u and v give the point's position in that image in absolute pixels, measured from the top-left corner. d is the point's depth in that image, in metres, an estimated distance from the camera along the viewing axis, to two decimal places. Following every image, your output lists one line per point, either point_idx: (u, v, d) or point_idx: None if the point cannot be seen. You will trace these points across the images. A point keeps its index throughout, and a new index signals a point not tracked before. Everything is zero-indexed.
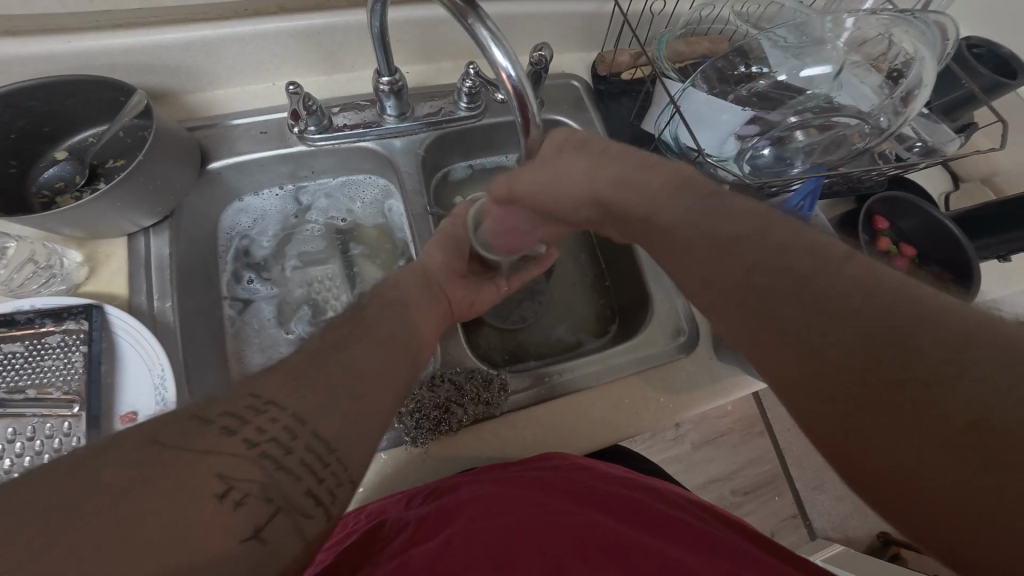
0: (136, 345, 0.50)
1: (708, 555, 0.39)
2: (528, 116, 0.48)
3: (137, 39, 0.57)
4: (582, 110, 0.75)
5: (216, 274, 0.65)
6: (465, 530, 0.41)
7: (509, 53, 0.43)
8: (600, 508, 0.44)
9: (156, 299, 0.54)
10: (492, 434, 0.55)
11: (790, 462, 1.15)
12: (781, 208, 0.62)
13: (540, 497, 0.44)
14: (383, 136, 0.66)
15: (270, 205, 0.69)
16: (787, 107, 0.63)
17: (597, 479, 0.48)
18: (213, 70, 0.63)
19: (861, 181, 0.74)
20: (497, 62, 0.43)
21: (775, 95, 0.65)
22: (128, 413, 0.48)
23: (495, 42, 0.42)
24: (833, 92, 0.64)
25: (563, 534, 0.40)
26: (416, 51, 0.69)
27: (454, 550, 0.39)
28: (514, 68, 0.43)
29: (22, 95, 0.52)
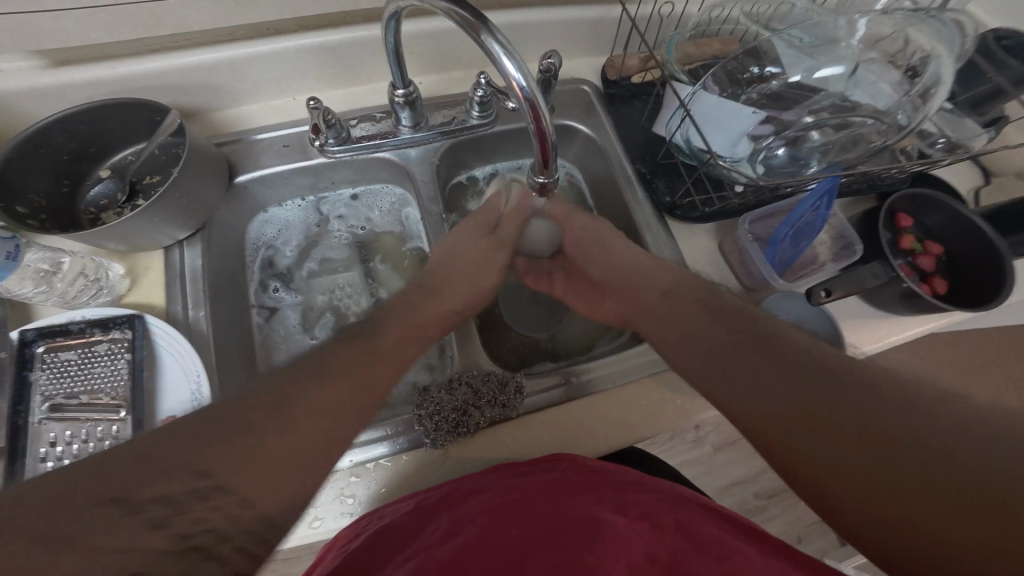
0: (174, 355, 0.53)
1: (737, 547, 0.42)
2: (541, 126, 0.47)
3: (170, 64, 0.60)
4: (592, 114, 0.76)
5: (244, 284, 0.68)
6: (476, 536, 0.43)
7: (521, 65, 0.44)
8: (612, 507, 0.46)
9: (191, 307, 0.57)
10: (508, 437, 0.57)
11: None
12: (798, 207, 0.64)
13: (552, 501, 0.46)
14: (398, 146, 0.68)
15: (293, 216, 0.72)
16: (802, 107, 0.63)
17: (600, 476, 0.50)
18: (236, 89, 0.66)
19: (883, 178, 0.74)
20: (509, 72, 0.44)
21: (787, 96, 0.64)
22: (168, 417, 0.52)
23: (506, 53, 0.43)
24: (850, 90, 0.62)
25: (570, 537, 0.42)
26: (430, 62, 0.71)
27: (468, 557, 0.41)
28: (526, 78, 0.44)
29: (74, 117, 0.55)
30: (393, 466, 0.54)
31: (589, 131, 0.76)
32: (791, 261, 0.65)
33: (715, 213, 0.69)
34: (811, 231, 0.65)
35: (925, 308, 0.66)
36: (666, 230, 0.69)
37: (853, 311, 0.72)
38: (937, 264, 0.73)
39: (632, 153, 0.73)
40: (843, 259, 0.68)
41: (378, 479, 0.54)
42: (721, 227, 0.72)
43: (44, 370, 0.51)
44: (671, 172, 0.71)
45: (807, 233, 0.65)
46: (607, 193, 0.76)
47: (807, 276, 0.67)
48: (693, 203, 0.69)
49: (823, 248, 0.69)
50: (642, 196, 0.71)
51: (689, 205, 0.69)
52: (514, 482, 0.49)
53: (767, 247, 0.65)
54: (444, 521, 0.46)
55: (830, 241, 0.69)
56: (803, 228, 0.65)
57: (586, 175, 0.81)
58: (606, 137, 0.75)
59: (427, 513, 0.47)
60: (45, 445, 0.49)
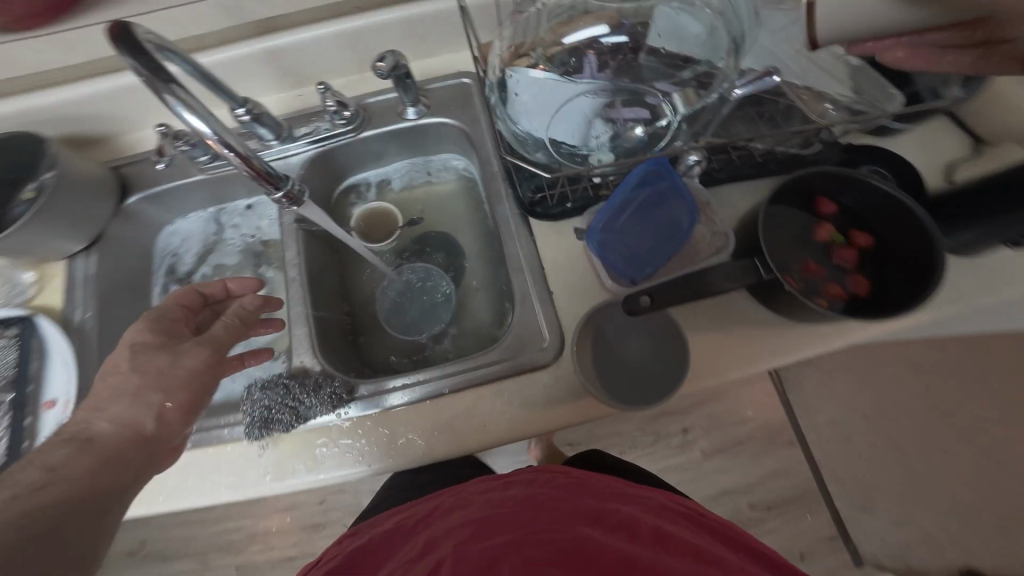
0: (58, 348, 0.63)
1: (658, 518, 0.49)
2: (252, 164, 0.51)
3: (50, 94, 0.68)
4: (466, 109, 0.73)
5: (148, 288, 0.76)
6: (453, 550, 0.44)
7: (205, 116, 0.46)
8: (593, 522, 0.46)
9: (79, 309, 0.66)
10: (335, 438, 0.59)
11: (828, 479, 1.26)
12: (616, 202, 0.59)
13: (550, 517, 0.47)
14: (271, 159, 0.71)
15: (196, 227, 0.79)
16: (666, 78, 0.60)
17: (583, 494, 0.52)
18: (130, 114, 0.73)
19: (780, 149, 0.63)
20: (196, 126, 0.46)
21: (622, 68, 0.61)
22: (49, 400, 0.61)
23: (185, 105, 0.45)
24: (700, 58, 0.58)
25: (559, 549, 0.42)
26: (303, 74, 0.74)
27: (443, 571, 0.42)
28: (212, 130, 0.47)
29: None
30: (234, 455, 0.60)
31: (462, 125, 0.73)
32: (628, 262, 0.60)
33: (574, 207, 0.64)
34: (664, 242, 0.61)
35: (822, 314, 0.56)
36: (524, 230, 0.66)
37: (744, 314, 0.63)
38: (861, 259, 0.62)
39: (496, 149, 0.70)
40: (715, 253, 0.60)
41: (223, 471, 0.59)
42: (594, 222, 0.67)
43: None
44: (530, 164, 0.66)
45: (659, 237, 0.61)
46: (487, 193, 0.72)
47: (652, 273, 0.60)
48: (546, 199, 0.65)
49: (699, 243, 0.61)
50: (502, 197, 0.67)
51: (542, 201, 0.65)
52: (501, 498, 0.52)
53: (618, 255, 0.60)
54: (432, 532, 0.49)
55: (708, 234, 0.61)
56: (658, 240, 0.61)
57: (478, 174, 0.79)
58: (478, 131, 0.72)
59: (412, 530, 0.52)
60: None
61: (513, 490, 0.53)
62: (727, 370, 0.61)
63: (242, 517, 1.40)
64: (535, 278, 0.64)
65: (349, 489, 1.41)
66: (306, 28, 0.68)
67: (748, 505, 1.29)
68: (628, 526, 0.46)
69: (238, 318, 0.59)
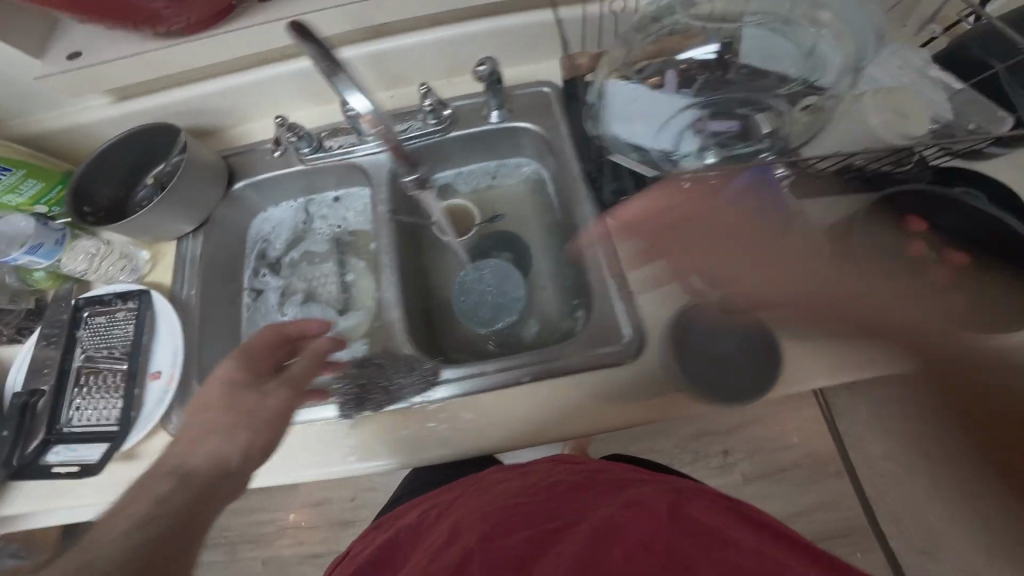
0: (168, 323, 0.68)
1: (680, 497, 0.49)
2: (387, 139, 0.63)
3: (176, 92, 0.75)
4: (549, 114, 0.76)
5: (240, 270, 0.81)
6: (480, 547, 0.45)
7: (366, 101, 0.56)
8: (614, 505, 0.47)
9: (187, 286, 0.72)
10: (423, 418, 0.62)
11: (883, 513, 1.19)
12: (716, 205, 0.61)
13: (570, 507, 0.48)
14: (362, 153, 0.77)
15: (286, 215, 0.84)
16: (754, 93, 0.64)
17: (602, 485, 0.52)
18: (241, 109, 0.79)
19: (871, 164, 0.62)
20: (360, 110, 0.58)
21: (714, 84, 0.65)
22: (154, 372, 0.65)
23: (355, 89, 0.56)
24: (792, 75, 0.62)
25: (582, 539, 0.43)
26: (395, 79, 0.79)
27: (470, 568, 0.43)
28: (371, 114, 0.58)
29: (109, 149, 0.72)
30: (323, 432, 0.63)
31: (541, 130, 0.76)
32: None
33: None
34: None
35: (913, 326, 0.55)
36: (606, 231, 0.68)
37: None
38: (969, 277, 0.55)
39: (581, 151, 0.72)
40: None
41: (310, 444, 0.62)
42: None
43: (86, 330, 0.68)
44: (615, 169, 0.69)
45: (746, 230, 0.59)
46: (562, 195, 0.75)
47: None
48: (632, 202, 0.66)
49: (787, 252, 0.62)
50: (586, 198, 0.69)
51: (628, 203, 0.66)
52: (524, 490, 0.53)
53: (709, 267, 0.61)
54: (455, 524, 0.50)
55: (795, 243, 0.62)
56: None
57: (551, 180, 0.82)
58: (558, 137, 0.75)
59: (434, 522, 0.53)
60: (76, 386, 0.65)
61: (532, 485, 0.53)
62: (796, 363, 0.59)
63: (273, 508, 1.44)
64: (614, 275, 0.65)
65: (378, 488, 1.43)
66: (414, 35, 0.74)
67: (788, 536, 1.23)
68: (641, 507, 0.46)
69: (312, 356, 0.57)
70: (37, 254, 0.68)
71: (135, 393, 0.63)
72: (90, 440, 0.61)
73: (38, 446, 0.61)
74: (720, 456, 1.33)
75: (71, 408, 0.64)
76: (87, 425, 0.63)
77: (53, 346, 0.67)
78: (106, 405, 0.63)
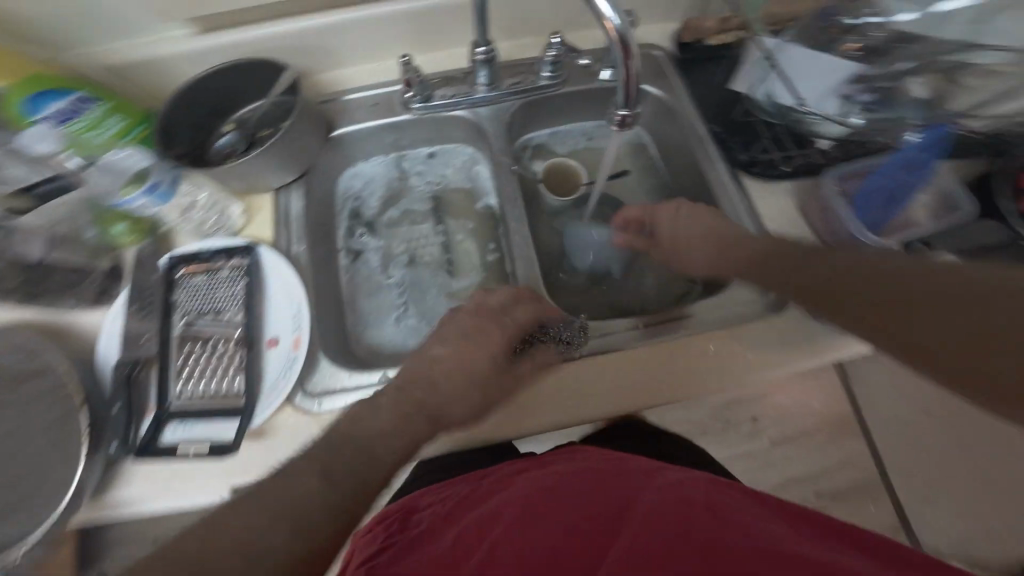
0: (279, 284, 0.63)
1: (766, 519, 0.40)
2: (630, 66, 0.52)
3: (274, 25, 0.68)
4: (662, 76, 0.74)
5: (334, 229, 0.75)
6: (505, 537, 0.39)
7: (614, 5, 0.48)
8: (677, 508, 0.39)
9: (294, 243, 0.67)
10: (571, 376, 0.59)
11: None
12: (887, 165, 0.60)
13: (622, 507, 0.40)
14: (475, 104, 0.72)
15: (377, 171, 0.78)
16: (903, 53, 0.63)
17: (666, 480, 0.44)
18: (338, 52, 0.72)
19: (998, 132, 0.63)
20: (603, 13, 0.49)
21: (887, 48, 0.63)
22: (271, 338, 0.61)
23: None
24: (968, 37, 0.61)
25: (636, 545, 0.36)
26: (507, 28, 0.74)
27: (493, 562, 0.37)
28: (618, 17, 0.49)
29: (199, 82, 0.65)
30: None
31: (660, 93, 0.74)
32: (879, 222, 0.61)
33: (796, 170, 0.66)
34: (911, 190, 0.59)
35: None
36: (741, 189, 0.67)
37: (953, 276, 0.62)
38: None
39: (705, 114, 0.71)
40: (946, 219, 0.61)
41: None
42: (803, 188, 0.67)
43: (183, 292, 0.63)
44: (747, 132, 0.69)
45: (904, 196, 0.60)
46: (680, 157, 0.74)
47: (905, 234, 0.60)
48: (771, 161, 0.66)
49: (920, 209, 0.63)
50: (718, 158, 0.68)
51: (767, 162, 0.66)
52: (578, 477, 0.45)
53: (850, 206, 0.62)
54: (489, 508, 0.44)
55: (930, 203, 0.62)
56: (899, 191, 0.60)
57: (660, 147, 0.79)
58: (680, 99, 0.73)
59: (456, 513, 0.46)
60: (183, 354, 0.61)
61: (583, 474, 0.46)
62: None
63: None
64: (754, 227, 0.65)
65: None
66: None
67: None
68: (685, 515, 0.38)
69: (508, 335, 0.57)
70: (149, 195, 0.59)
71: (254, 359, 0.59)
72: (212, 416, 0.58)
73: (151, 422, 0.57)
74: None
75: (181, 383, 0.59)
76: (203, 397, 0.59)
77: (147, 316, 0.61)
78: (225, 376, 0.59)
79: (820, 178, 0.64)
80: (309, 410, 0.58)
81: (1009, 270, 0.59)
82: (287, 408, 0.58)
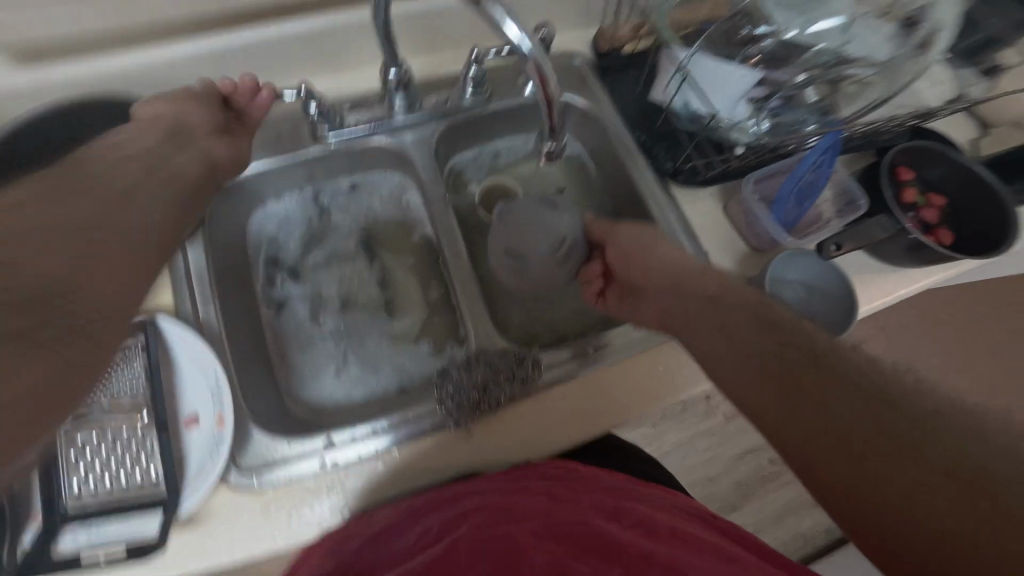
0: (188, 351, 0.54)
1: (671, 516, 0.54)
2: (547, 90, 0.48)
3: (129, 56, 0.57)
4: (586, 88, 0.73)
5: (249, 282, 0.67)
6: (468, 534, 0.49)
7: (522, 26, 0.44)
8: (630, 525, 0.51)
9: (198, 307, 0.57)
10: (528, 411, 0.58)
11: None
12: (801, 166, 0.64)
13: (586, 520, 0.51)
14: (393, 131, 0.67)
15: (291, 209, 0.70)
16: (795, 65, 0.64)
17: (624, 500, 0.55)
18: (220, 81, 0.63)
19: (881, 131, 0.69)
20: (512, 36, 0.44)
21: (783, 55, 0.64)
22: (190, 416, 0.53)
23: (508, 17, 0.43)
24: (844, 45, 0.63)
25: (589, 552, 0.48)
26: (417, 45, 0.69)
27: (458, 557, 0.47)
28: (528, 40, 0.44)
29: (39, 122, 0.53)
30: (417, 450, 0.55)
31: (584, 104, 0.73)
32: (796, 220, 0.65)
33: (717, 176, 0.68)
34: (817, 189, 0.64)
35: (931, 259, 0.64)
36: (669, 198, 0.68)
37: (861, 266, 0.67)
38: (942, 218, 0.68)
39: (629, 124, 0.72)
40: (848, 215, 0.66)
41: (399, 467, 0.55)
42: (726, 192, 0.70)
43: None
44: (670, 140, 0.70)
45: (810, 193, 0.65)
46: (609, 167, 0.74)
47: (813, 235, 0.66)
48: (694, 168, 0.68)
49: (827, 206, 0.67)
50: (644, 168, 0.69)
51: (691, 169, 0.68)
52: (556, 492, 0.53)
53: (770, 209, 0.65)
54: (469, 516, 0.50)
55: (833, 199, 0.67)
56: (805, 189, 0.65)
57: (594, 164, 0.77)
58: (603, 110, 0.72)
59: (432, 509, 0.51)
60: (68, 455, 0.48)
61: (562, 487, 0.54)
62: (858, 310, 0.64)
63: None
64: (688, 235, 0.66)
65: None
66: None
67: (767, 460, 1.33)
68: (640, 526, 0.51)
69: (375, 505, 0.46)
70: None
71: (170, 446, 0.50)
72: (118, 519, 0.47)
73: (34, 535, 0.46)
74: (703, 401, 1.35)
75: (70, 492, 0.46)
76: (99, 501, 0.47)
77: None
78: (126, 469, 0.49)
79: (741, 183, 0.67)
80: (248, 488, 0.51)
81: (894, 256, 0.65)
82: (221, 488, 0.51)
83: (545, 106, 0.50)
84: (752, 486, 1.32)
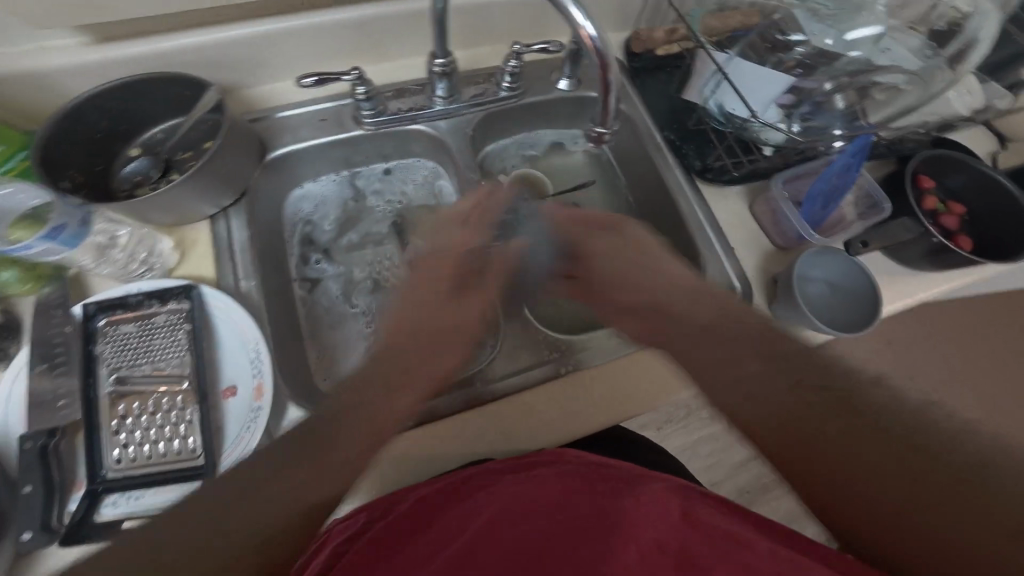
0: (229, 323, 0.56)
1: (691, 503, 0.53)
2: (608, 78, 0.51)
3: (189, 36, 0.59)
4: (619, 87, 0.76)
5: (285, 259, 0.69)
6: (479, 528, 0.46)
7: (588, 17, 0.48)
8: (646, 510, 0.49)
9: (239, 278, 0.59)
10: (558, 394, 0.60)
11: None
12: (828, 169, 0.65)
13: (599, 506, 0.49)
14: (431, 118, 0.69)
15: (328, 190, 0.73)
16: (824, 73, 0.67)
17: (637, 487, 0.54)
18: (271, 65, 0.65)
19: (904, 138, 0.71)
20: (578, 23, 0.48)
21: (813, 63, 0.67)
22: (228, 387, 0.54)
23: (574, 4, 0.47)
24: (877, 54, 0.65)
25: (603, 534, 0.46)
26: (460, 38, 0.72)
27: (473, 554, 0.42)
28: (594, 30, 0.48)
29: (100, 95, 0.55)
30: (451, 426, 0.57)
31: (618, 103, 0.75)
32: (823, 220, 0.66)
33: (746, 175, 0.70)
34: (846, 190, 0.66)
35: (950, 263, 0.65)
36: (697, 194, 0.70)
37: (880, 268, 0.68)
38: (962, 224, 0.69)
39: (661, 122, 0.73)
40: (871, 217, 0.68)
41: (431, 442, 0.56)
42: (752, 191, 0.71)
43: (107, 344, 0.54)
44: (700, 138, 0.72)
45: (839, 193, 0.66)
46: (637, 164, 0.76)
47: (838, 234, 0.67)
48: (724, 166, 0.69)
49: (850, 208, 0.69)
50: (674, 164, 0.71)
51: (720, 167, 0.69)
52: (570, 483, 0.52)
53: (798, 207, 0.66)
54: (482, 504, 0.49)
55: (856, 202, 0.69)
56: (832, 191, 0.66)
57: (620, 162, 0.80)
58: (636, 108, 0.74)
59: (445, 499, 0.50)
60: (117, 417, 0.52)
61: (576, 479, 0.53)
62: None
63: None
64: (714, 230, 0.67)
65: None
66: None
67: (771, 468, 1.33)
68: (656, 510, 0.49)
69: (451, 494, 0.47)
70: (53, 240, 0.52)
71: (209, 414, 0.52)
72: (158, 483, 0.49)
73: (80, 497, 0.48)
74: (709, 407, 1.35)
75: (117, 452, 0.50)
76: (147, 462, 0.51)
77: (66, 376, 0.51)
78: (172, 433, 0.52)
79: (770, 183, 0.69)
80: None
81: (914, 260, 0.67)
82: None
83: (601, 105, 0.54)
84: (755, 493, 1.32)
